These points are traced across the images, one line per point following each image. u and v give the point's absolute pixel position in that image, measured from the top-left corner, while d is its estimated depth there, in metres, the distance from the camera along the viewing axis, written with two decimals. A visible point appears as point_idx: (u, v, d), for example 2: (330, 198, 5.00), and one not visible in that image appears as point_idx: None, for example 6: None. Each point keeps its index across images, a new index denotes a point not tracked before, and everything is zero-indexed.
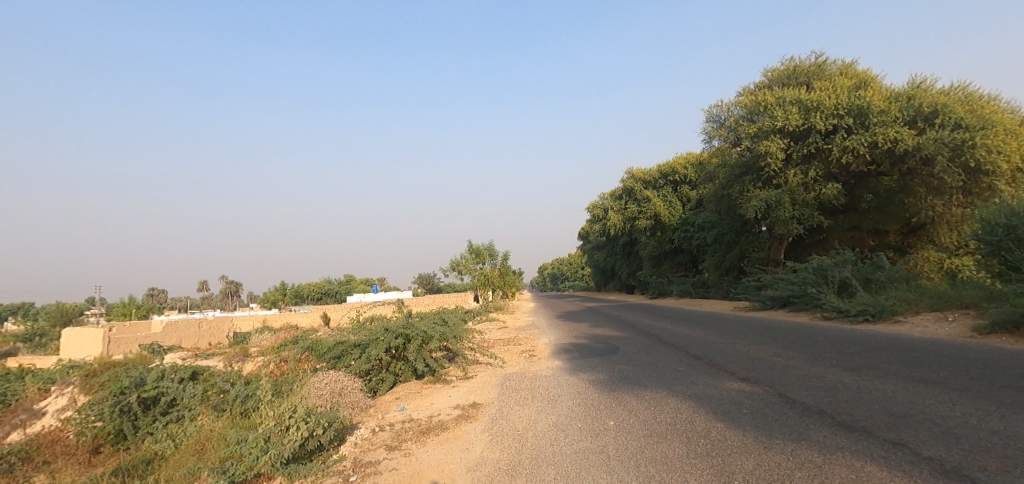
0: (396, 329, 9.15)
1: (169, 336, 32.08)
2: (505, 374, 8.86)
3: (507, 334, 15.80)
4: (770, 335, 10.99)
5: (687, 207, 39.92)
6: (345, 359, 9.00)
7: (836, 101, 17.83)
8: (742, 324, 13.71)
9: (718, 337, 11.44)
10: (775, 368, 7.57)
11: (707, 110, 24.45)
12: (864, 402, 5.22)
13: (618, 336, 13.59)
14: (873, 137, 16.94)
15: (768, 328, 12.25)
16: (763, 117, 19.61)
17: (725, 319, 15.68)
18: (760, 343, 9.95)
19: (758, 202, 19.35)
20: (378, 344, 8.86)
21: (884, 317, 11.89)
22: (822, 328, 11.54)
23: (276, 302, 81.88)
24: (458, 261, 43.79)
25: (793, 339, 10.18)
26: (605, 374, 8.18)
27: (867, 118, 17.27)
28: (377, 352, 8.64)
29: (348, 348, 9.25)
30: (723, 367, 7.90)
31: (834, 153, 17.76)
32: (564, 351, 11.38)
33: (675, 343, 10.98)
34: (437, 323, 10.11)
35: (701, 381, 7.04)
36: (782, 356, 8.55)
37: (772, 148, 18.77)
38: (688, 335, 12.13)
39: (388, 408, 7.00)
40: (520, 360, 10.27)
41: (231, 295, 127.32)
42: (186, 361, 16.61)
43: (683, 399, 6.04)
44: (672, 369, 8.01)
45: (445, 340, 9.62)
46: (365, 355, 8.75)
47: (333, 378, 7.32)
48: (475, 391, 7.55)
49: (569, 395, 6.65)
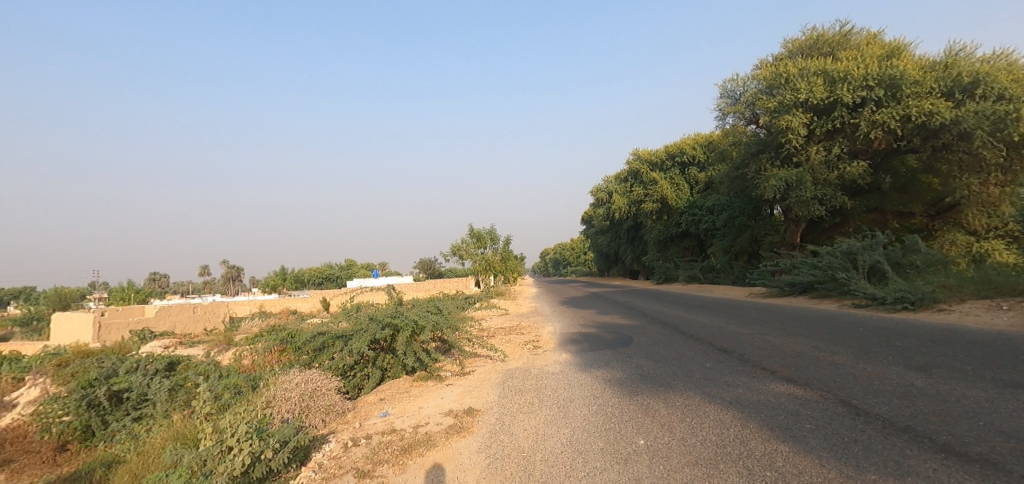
0: (382, 319, 8.06)
1: (162, 322, 31.28)
2: (507, 370, 7.79)
3: (508, 322, 14.79)
4: (801, 325, 9.90)
5: (695, 189, 38.55)
6: (325, 353, 7.94)
7: (865, 71, 16.50)
8: (764, 312, 12.62)
9: (743, 327, 10.34)
10: (822, 367, 6.47)
11: (721, 85, 22.96)
12: (961, 417, 4.13)
13: (630, 325, 12.51)
14: (906, 110, 15.62)
15: (796, 317, 11.15)
16: (783, 91, 18.27)
17: (743, 306, 14.57)
18: (794, 335, 8.86)
19: (777, 181, 18.13)
20: (363, 335, 7.76)
21: (925, 305, 10.78)
22: (857, 317, 10.45)
23: (277, 286, 81.35)
24: (459, 245, 42.70)
25: (829, 331, 9.08)
26: (621, 370, 7.12)
27: (899, 90, 15.95)
28: (360, 345, 7.57)
29: (330, 341, 8.17)
30: (761, 365, 6.81)
31: (862, 128, 16.46)
32: (571, 342, 10.34)
33: (696, 334, 9.91)
34: (430, 312, 9.04)
35: (740, 382, 5.93)
36: (824, 350, 7.47)
37: (794, 123, 17.47)
38: (708, 325, 11.03)
39: (369, 413, 5.93)
40: (524, 353, 9.23)
41: (233, 280, 127.28)
42: (168, 349, 15.62)
43: (724, 407, 4.95)
44: (701, 367, 6.93)
45: (439, 331, 8.55)
46: (347, 349, 7.66)
47: (305, 376, 6.24)
48: (472, 392, 6.49)
49: (583, 400, 5.56)
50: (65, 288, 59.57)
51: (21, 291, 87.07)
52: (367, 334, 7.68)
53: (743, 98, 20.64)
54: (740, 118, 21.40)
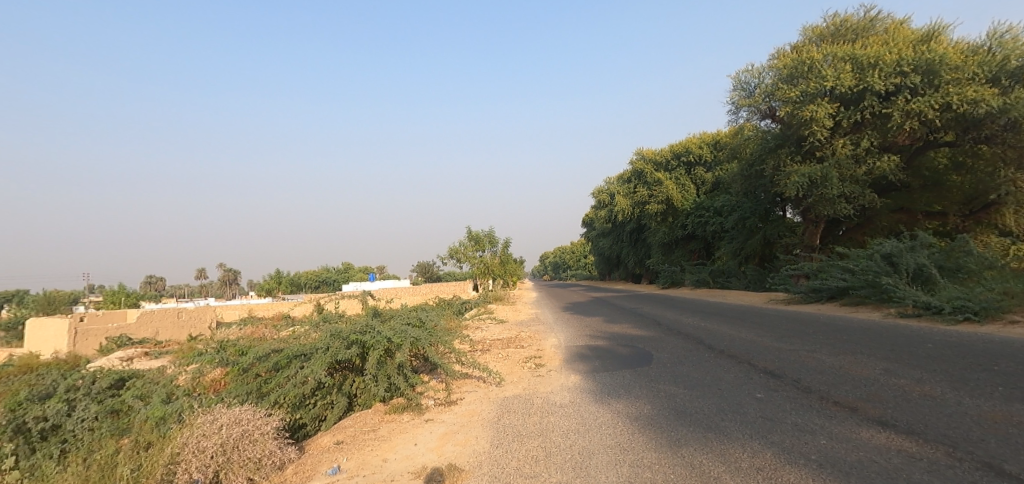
0: (347, 335, 6.51)
1: (143, 328, 29.71)
2: (503, 400, 6.24)
3: (506, 332, 13.25)
4: (851, 340, 8.38)
5: (701, 190, 37.06)
6: (276, 378, 6.38)
7: (898, 56, 15.05)
8: (798, 323, 11.08)
9: (780, 342, 8.80)
10: (916, 401, 4.93)
11: (734, 77, 21.40)
12: None
13: (645, 337, 10.93)
14: (946, 98, 14.22)
15: (839, 329, 9.60)
16: (805, 79, 16.83)
17: (768, 315, 13.03)
18: (851, 354, 7.32)
19: (800, 177, 16.59)
20: (322, 356, 6.21)
21: (991, 316, 9.20)
22: (913, 330, 8.91)
23: (271, 290, 79.53)
24: (457, 248, 41.20)
25: (889, 347, 7.56)
26: (650, 402, 5.57)
27: (937, 76, 14.53)
28: (317, 368, 6.01)
29: (285, 361, 6.63)
30: (831, 397, 5.26)
31: (895, 119, 14.98)
32: (579, 358, 8.83)
33: (728, 350, 8.36)
34: (411, 324, 7.50)
35: (818, 428, 4.36)
36: (902, 376, 5.93)
37: (819, 113, 16.00)
38: (738, 338, 9.50)
39: (315, 468, 4.38)
40: (524, 373, 7.71)
41: (230, 283, 126.22)
42: (128, 362, 14.00)
43: (818, 476, 3.36)
44: (753, 400, 5.41)
45: (419, 348, 6.99)
46: (301, 373, 6.11)
47: (232, 413, 4.67)
48: (458, 435, 4.96)
49: (607, 456, 3.99)
50: (54, 293, 58.02)
51: (11, 294, 85.21)
52: (328, 355, 6.15)
53: (760, 89, 19.13)
54: (755, 111, 19.90)
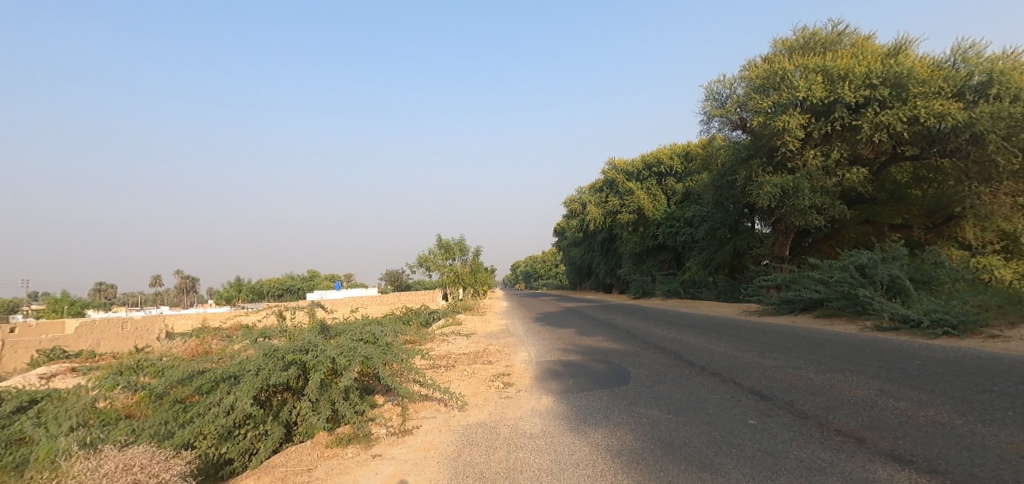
0: (284, 354, 5.56)
1: (81, 339, 27.37)
2: (466, 428, 5.46)
3: (474, 346, 12.41)
4: (836, 356, 7.96)
5: (672, 200, 37.23)
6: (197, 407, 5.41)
7: (868, 69, 15.23)
8: (776, 336, 10.70)
9: (762, 358, 8.32)
10: (925, 429, 4.43)
11: (706, 87, 21.34)
12: None
13: (620, 351, 10.35)
14: (913, 111, 14.43)
15: (820, 344, 9.24)
16: (778, 90, 16.83)
17: (744, 327, 12.67)
18: (840, 371, 6.86)
19: (773, 188, 16.46)
20: (252, 379, 5.26)
21: (970, 330, 9.00)
22: (895, 345, 8.61)
23: (231, 298, 75.99)
24: (426, 256, 40.05)
25: (877, 364, 7.16)
26: (632, 431, 4.89)
27: (905, 89, 14.75)
28: (244, 396, 5.06)
29: (211, 385, 5.65)
30: (831, 425, 4.72)
31: (865, 131, 15.10)
32: (552, 376, 8.13)
33: (709, 367, 7.81)
34: (362, 339, 6.60)
35: (826, 465, 3.77)
36: (901, 397, 5.46)
37: (791, 124, 15.97)
38: (717, 353, 9.00)
39: None
40: (490, 394, 6.94)
41: (187, 291, 120.27)
42: (47, 379, 12.42)
43: None
44: (747, 429, 4.82)
45: (370, 368, 6.11)
46: (226, 401, 5.17)
47: (122, 460, 3.74)
48: (408, 477, 4.14)
49: None
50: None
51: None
52: (258, 379, 5.20)
53: (732, 100, 19.09)
54: (727, 121, 19.85)
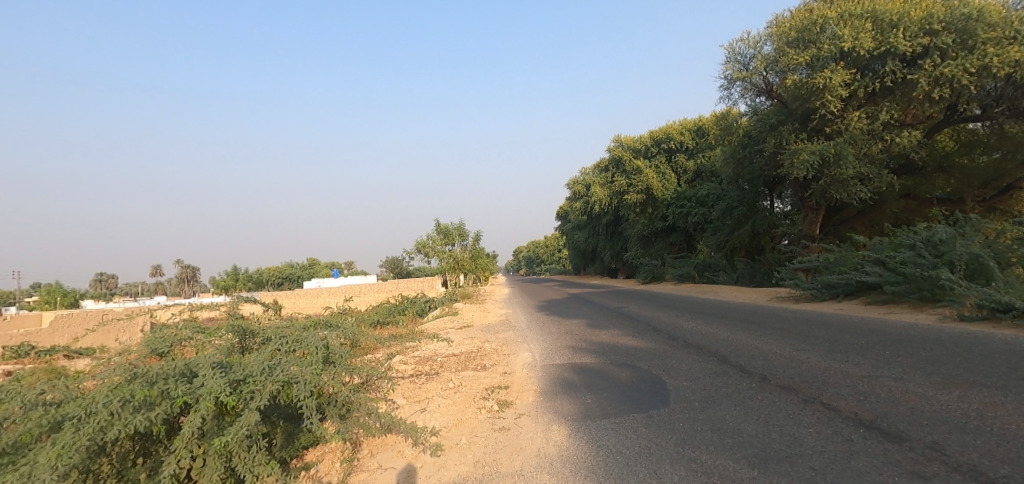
0: (145, 385, 3.49)
1: (56, 335, 25.40)
2: None
3: (468, 344, 10.44)
4: (942, 361, 5.96)
5: (682, 179, 34.99)
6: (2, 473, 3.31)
7: (926, 12, 13.06)
8: (836, 330, 8.68)
9: (839, 363, 6.32)
10: None
11: (727, 46, 18.97)
12: None
13: (645, 350, 8.35)
14: (983, 60, 12.35)
15: (905, 342, 7.22)
16: (816, 43, 14.60)
17: (787, 318, 10.64)
18: (975, 388, 4.84)
19: (812, 155, 14.30)
20: (80, 431, 3.16)
21: None
22: (1009, 342, 6.61)
23: (228, 287, 73.70)
24: (424, 242, 38.01)
25: (1015, 375, 5.15)
26: None
27: (972, 35, 12.66)
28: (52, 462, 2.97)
29: (41, 430, 3.52)
30: None
31: (924, 86, 12.98)
32: (562, 390, 6.14)
33: (775, 378, 5.79)
34: (291, 353, 4.56)
35: None
36: None
37: (834, 80, 13.74)
38: (774, 356, 6.99)
39: None
40: (480, 424, 4.95)
41: (188, 281, 119.18)
42: None
43: None
44: None
45: (289, 399, 4.04)
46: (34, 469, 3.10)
47: None
48: None
49: None
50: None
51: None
52: (86, 433, 3.11)
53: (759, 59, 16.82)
54: (751, 86, 17.54)
